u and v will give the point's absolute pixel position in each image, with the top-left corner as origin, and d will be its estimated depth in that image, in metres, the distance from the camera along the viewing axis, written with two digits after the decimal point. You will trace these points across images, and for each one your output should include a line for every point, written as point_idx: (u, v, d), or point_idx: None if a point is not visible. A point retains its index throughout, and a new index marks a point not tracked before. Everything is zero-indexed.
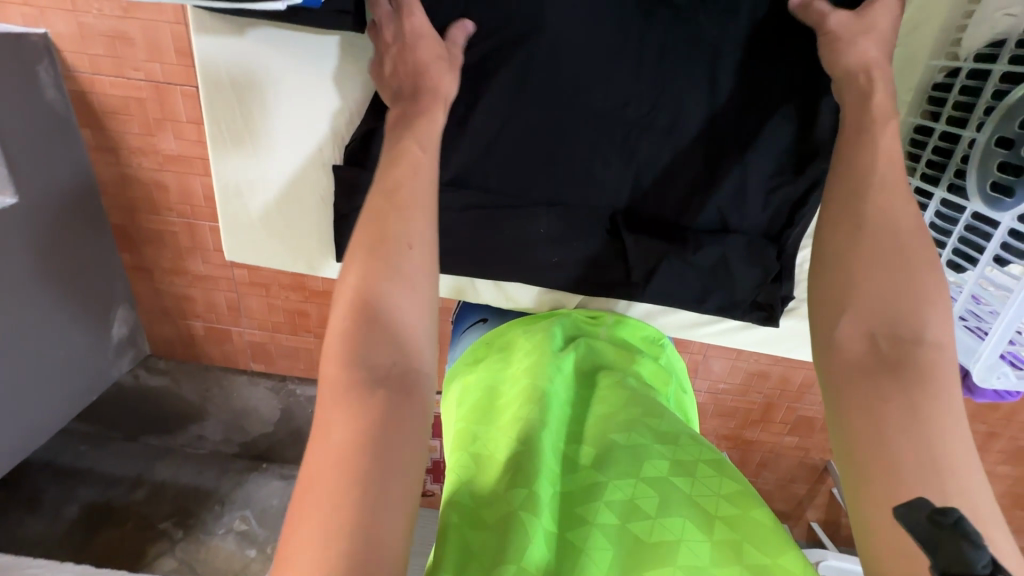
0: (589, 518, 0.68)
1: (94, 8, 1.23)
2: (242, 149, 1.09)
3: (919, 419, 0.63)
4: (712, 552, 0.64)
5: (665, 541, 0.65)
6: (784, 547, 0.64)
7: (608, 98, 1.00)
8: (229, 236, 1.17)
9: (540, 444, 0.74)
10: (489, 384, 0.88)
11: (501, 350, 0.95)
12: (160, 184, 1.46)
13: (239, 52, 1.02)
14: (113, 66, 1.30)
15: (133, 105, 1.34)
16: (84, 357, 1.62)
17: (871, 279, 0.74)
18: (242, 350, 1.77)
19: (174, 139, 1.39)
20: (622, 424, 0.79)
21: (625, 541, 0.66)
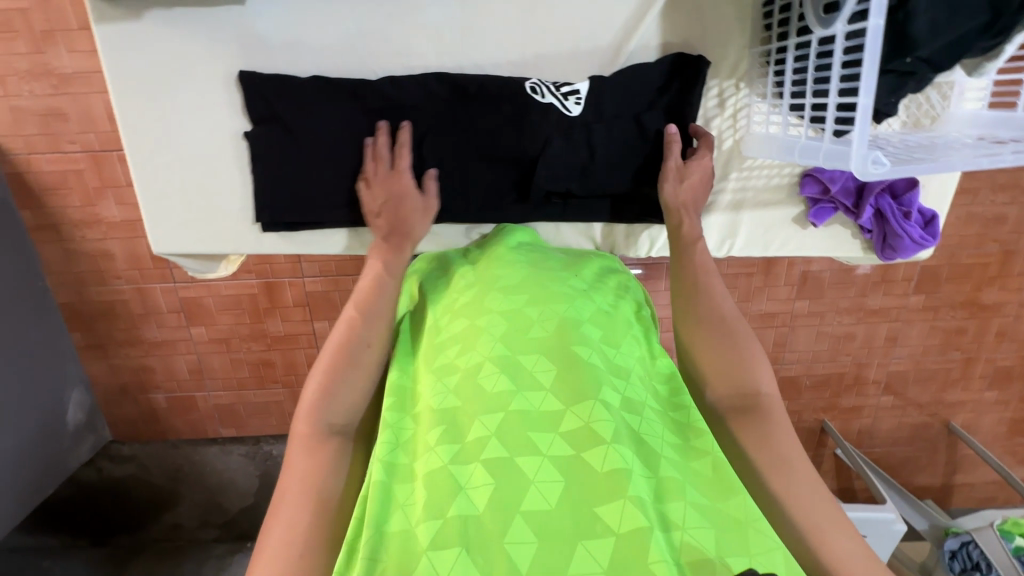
0: (536, 448, 0.61)
1: (25, 91, 1.29)
2: (141, 136, 0.95)
3: (761, 404, 0.73)
4: (656, 487, 0.60)
5: (616, 470, 0.58)
6: (731, 492, 0.63)
7: (489, 19, 0.92)
8: (153, 228, 1.00)
9: (478, 382, 0.67)
10: (428, 326, 0.81)
11: (445, 281, 0.88)
12: (106, 253, 1.46)
13: (132, 38, 0.90)
14: (49, 143, 1.33)
15: (71, 178, 1.37)
16: (38, 449, 1.53)
17: (715, 351, 0.79)
18: (209, 416, 1.69)
19: (116, 205, 1.41)
20: (576, 345, 0.71)
21: (574, 467, 0.60)
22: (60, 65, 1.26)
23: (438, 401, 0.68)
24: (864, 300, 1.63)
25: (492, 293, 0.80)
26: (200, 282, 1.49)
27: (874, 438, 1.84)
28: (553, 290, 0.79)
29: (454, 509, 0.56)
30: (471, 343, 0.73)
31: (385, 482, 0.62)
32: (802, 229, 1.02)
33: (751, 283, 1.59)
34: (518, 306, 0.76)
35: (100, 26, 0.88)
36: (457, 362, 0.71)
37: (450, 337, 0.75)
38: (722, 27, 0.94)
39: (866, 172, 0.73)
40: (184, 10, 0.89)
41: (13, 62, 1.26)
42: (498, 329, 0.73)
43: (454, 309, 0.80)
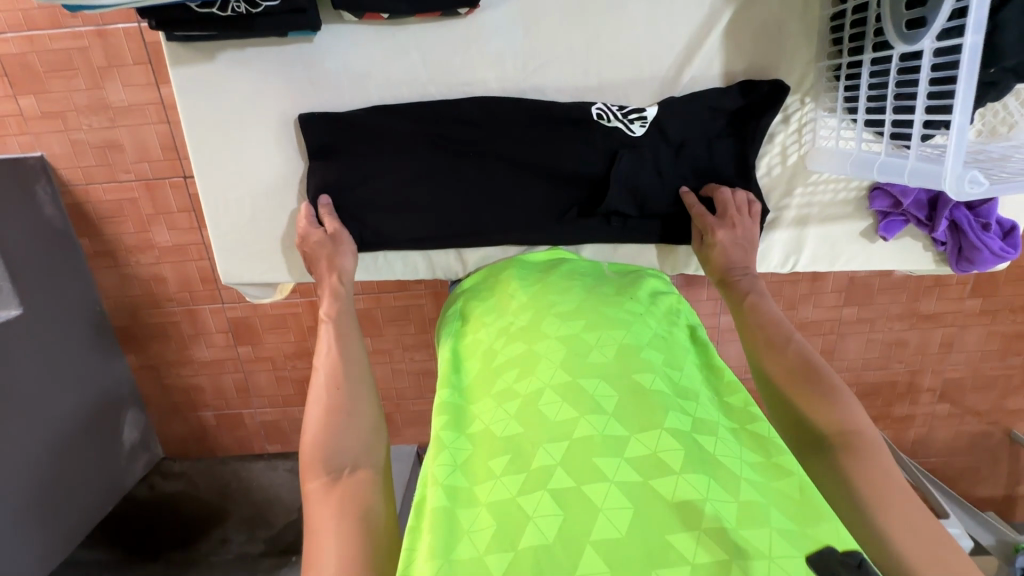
0: (603, 474, 0.56)
1: (84, 125, 1.34)
2: (215, 172, 0.98)
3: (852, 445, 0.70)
4: (735, 513, 0.54)
5: (691, 501, 0.54)
6: (817, 517, 0.55)
7: (551, 45, 0.93)
8: (222, 258, 1.02)
9: (539, 409, 0.64)
10: (480, 350, 0.79)
11: (501, 307, 0.85)
12: (158, 277, 1.51)
13: (210, 80, 0.93)
14: (106, 173, 1.39)
15: (126, 206, 1.43)
16: (100, 467, 1.57)
17: (791, 386, 0.76)
18: (255, 433, 1.73)
19: (168, 231, 1.45)
20: (635, 372, 0.67)
21: (643, 496, 0.55)
22: (116, 99, 1.32)
23: (499, 426, 0.65)
24: (918, 305, 1.57)
25: (551, 320, 0.77)
26: (247, 302, 1.52)
27: (928, 448, 1.77)
28: (609, 318, 0.76)
29: (525, 541, 0.52)
30: (532, 371, 0.69)
31: (449, 507, 0.58)
32: (871, 242, 0.99)
33: (796, 291, 1.55)
34: (575, 333, 0.73)
35: (176, 67, 0.92)
36: (517, 390, 0.68)
37: (506, 362, 0.73)
38: (789, 48, 0.93)
39: (962, 192, 0.70)
40: (255, 50, 0.92)
41: (73, 98, 1.32)
42: (554, 355, 0.71)
43: (509, 334, 0.78)
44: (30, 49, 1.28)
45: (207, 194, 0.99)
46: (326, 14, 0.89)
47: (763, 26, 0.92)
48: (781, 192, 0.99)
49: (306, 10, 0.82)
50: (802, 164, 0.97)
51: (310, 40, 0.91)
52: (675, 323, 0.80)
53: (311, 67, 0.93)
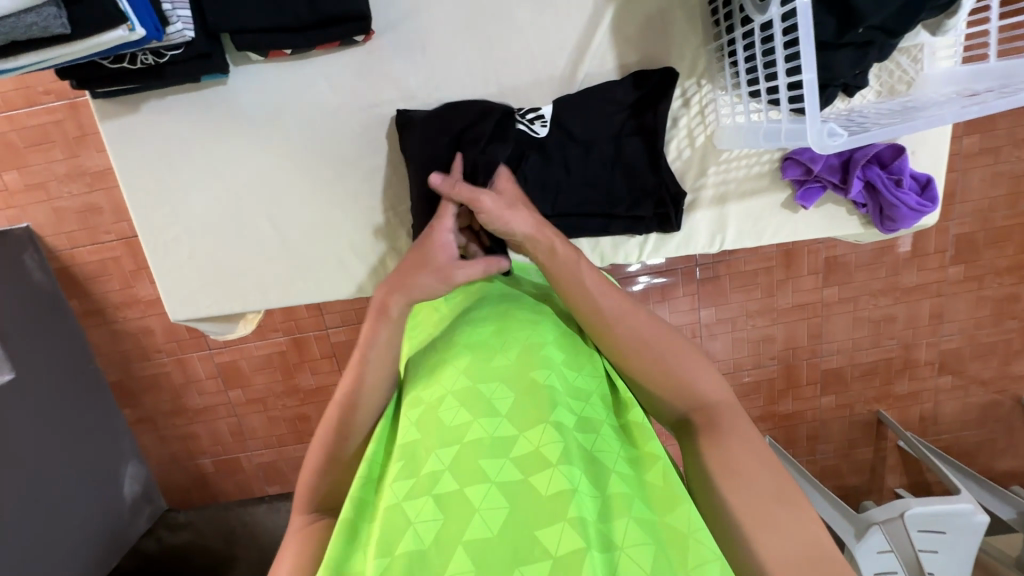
0: (485, 475, 0.54)
1: (65, 192, 1.42)
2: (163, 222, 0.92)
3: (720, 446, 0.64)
4: (600, 506, 0.53)
5: (560, 494, 0.52)
6: (677, 502, 0.56)
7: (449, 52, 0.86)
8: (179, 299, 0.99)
9: (438, 414, 0.60)
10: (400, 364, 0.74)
11: (424, 313, 0.80)
12: (146, 329, 1.55)
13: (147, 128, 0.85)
14: (89, 236, 1.46)
15: (110, 265, 1.49)
16: (103, 522, 1.58)
17: (665, 383, 0.68)
18: (254, 475, 1.74)
19: (151, 284, 1.51)
20: (534, 367, 0.63)
21: (518, 496, 0.53)
22: (92, 165, 1.39)
23: (404, 436, 0.61)
24: (900, 279, 1.55)
25: (461, 320, 0.73)
26: (233, 346, 1.56)
27: (939, 424, 1.71)
28: (519, 312, 0.71)
29: (403, 545, 0.50)
30: (439, 375, 0.65)
31: (353, 522, 0.59)
32: (794, 213, 0.87)
33: (772, 277, 1.55)
34: (481, 333, 0.69)
35: (105, 122, 0.84)
36: (423, 397, 0.64)
37: (415, 374, 0.69)
38: (689, 26, 0.85)
39: (823, 146, 0.57)
40: (180, 95, 0.84)
41: (52, 169, 1.40)
42: (459, 356, 0.66)
43: (425, 346, 0.73)
44: (11, 128, 1.37)
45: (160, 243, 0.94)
46: (229, 55, 0.82)
47: (658, 12, 0.85)
48: (694, 172, 0.89)
49: (210, 54, 0.77)
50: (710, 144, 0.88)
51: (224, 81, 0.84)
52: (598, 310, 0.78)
53: (212, 104, 0.85)
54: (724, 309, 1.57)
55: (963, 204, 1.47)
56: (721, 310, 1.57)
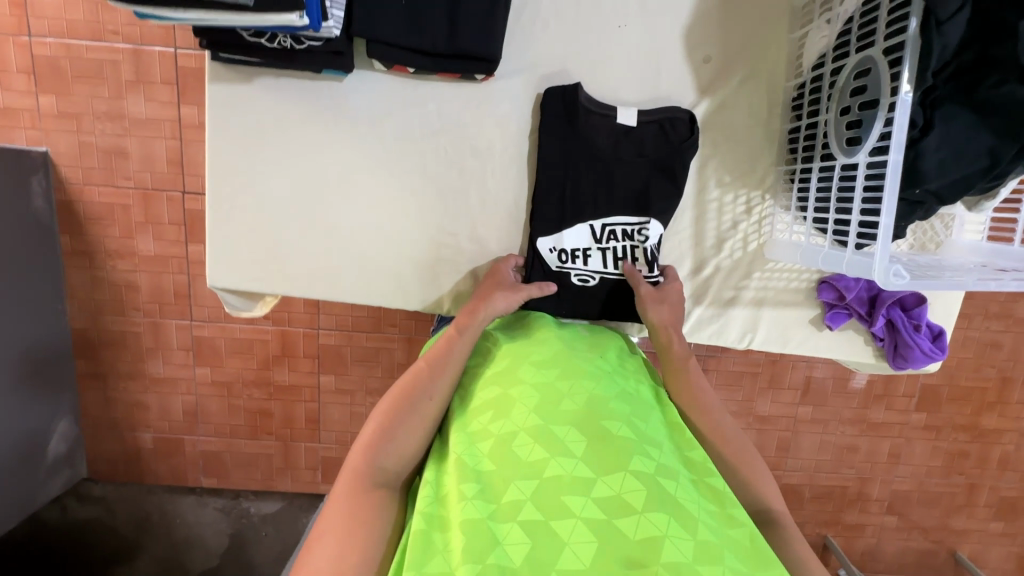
0: (571, 510, 0.53)
1: (97, 129, 1.39)
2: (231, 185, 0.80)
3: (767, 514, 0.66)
4: (693, 550, 0.51)
5: (650, 538, 0.51)
6: (769, 563, 0.53)
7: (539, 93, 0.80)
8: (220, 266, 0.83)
9: (511, 447, 0.60)
10: (460, 396, 0.72)
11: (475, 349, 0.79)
12: (132, 284, 1.49)
13: (256, 101, 0.78)
14: (105, 177, 1.42)
15: (118, 211, 1.44)
16: (15, 476, 1.44)
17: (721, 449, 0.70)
18: (193, 462, 1.63)
19: (153, 240, 1.46)
20: (605, 418, 0.63)
21: (607, 534, 0.52)
22: (136, 111, 1.38)
23: (471, 461, 0.61)
24: (867, 413, 1.64)
25: (524, 360, 0.71)
26: (217, 323, 1.51)
27: (877, 561, 1.77)
28: (582, 364, 0.71)
29: (492, 560, 0.50)
30: (507, 411, 0.64)
31: (426, 528, 0.55)
32: (819, 331, 0.82)
33: (755, 383, 1.61)
34: (549, 379, 0.67)
35: (211, 84, 0.76)
36: (490, 428, 0.63)
37: (480, 405, 0.68)
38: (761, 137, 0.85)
39: (887, 283, 0.60)
40: (292, 80, 0.78)
41: (93, 103, 1.38)
42: (525, 396, 0.65)
43: (485, 379, 0.72)
44: (64, 54, 1.35)
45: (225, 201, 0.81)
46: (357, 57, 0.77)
47: (744, 125, 0.79)
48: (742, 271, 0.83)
49: (343, 53, 0.71)
50: (760, 252, 0.81)
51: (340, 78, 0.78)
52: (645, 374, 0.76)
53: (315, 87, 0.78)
54: None
55: None
56: None
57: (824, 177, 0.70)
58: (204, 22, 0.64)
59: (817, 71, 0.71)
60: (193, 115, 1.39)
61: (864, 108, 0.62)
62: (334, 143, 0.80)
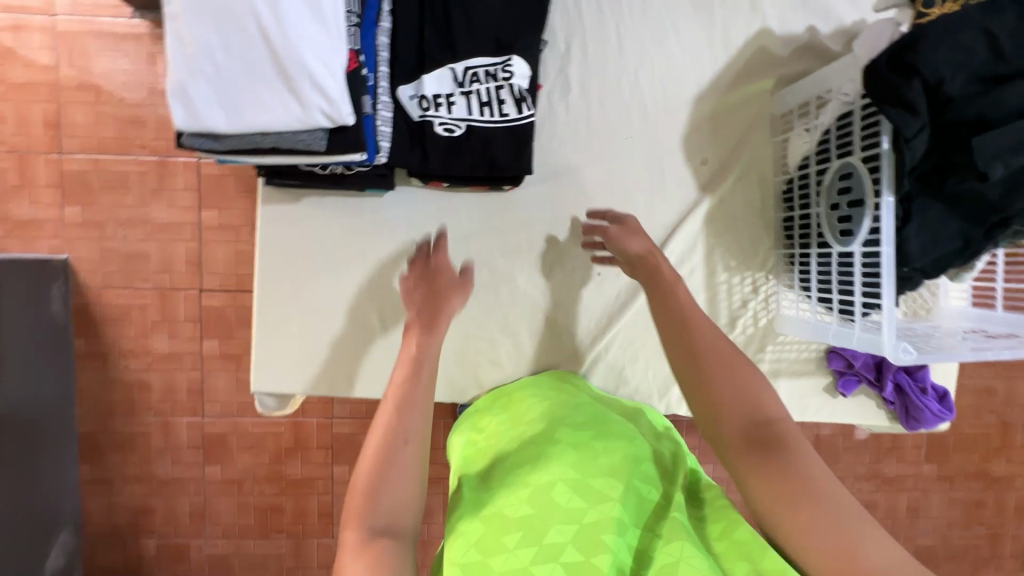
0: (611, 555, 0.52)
1: (119, 235, 1.45)
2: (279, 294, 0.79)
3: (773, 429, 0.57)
4: None
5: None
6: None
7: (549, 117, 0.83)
8: (263, 369, 0.80)
9: (553, 495, 0.58)
10: (489, 443, 0.70)
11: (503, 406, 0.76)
12: (144, 383, 1.49)
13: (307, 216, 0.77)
14: (124, 280, 1.46)
15: (134, 312, 1.47)
16: None
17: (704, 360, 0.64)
18: (198, 569, 1.55)
19: (168, 338, 1.48)
20: (635, 470, 0.63)
21: None
22: (159, 217, 1.45)
23: (509, 512, 0.58)
24: (880, 467, 1.65)
25: (553, 409, 0.71)
26: (230, 417, 1.50)
27: None
28: (609, 415, 0.71)
29: None
30: (542, 460, 0.63)
31: None
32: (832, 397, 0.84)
33: None
34: (579, 428, 0.67)
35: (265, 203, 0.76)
36: (529, 479, 0.61)
37: (514, 452, 0.66)
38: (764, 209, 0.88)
39: (899, 359, 0.65)
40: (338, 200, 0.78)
41: (117, 211, 1.45)
42: (559, 446, 0.65)
43: (516, 427, 0.70)
44: (92, 168, 1.43)
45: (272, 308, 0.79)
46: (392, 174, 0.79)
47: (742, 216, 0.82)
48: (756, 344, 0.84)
49: (387, 173, 0.73)
50: (772, 328, 0.83)
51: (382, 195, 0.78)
52: (668, 434, 0.73)
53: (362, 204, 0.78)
54: None
55: None
56: None
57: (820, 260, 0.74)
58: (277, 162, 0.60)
59: (802, 170, 0.76)
60: (214, 217, 1.46)
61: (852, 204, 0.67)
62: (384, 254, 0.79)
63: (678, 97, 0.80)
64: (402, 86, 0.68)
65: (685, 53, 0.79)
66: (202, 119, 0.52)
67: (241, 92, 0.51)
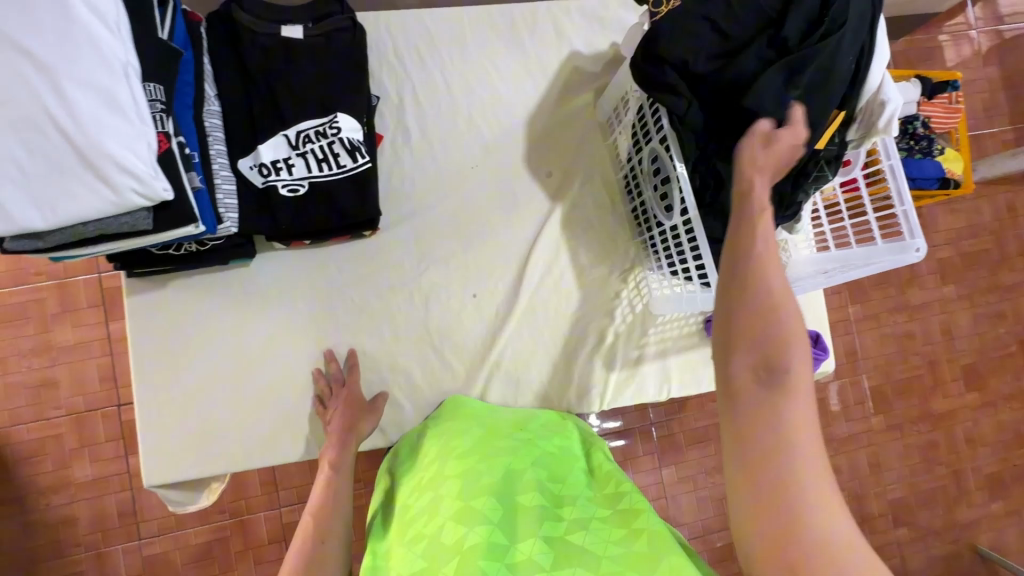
0: None
1: (23, 366, 1.40)
2: (160, 381, 0.77)
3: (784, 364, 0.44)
4: None
5: None
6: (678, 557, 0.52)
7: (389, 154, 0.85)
8: (152, 461, 0.76)
9: (440, 540, 0.56)
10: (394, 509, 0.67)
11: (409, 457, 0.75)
12: (70, 517, 1.39)
13: (176, 300, 0.78)
14: (35, 412, 1.40)
15: (50, 443, 1.40)
16: None
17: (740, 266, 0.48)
18: None
19: (90, 464, 1.41)
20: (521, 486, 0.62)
21: None
22: (64, 340, 1.41)
23: (405, 570, 0.56)
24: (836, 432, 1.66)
25: (443, 451, 0.69)
26: (168, 532, 1.41)
27: None
28: (499, 439, 0.70)
29: None
30: (435, 507, 0.60)
31: None
32: (720, 363, 0.88)
33: (722, 433, 1.53)
34: (466, 461, 0.65)
35: (130, 298, 0.77)
36: (423, 530, 0.59)
37: (412, 511, 0.63)
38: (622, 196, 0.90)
39: None
40: (205, 276, 0.79)
41: (19, 343, 1.40)
42: (446, 486, 0.62)
43: (414, 483, 0.67)
44: None
45: (153, 394, 0.77)
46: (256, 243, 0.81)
47: (594, 215, 0.89)
48: (637, 332, 0.88)
49: (245, 242, 0.76)
50: (647, 312, 0.88)
51: (246, 264, 0.80)
52: (563, 445, 0.72)
53: (228, 275, 0.80)
54: (684, 468, 1.50)
55: (866, 359, 1.58)
56: (681, 467, 1.50)
57: (662, 236, 0.80)
58: (114, 249, 0.62)
59: (630, 163, 0.84)
60: (122, 328, 1.44)
61: (665, 181, 0.75)
62: (260, 318, 0.80)
63: (511, 124, 0.88)
64: (241, 159, 0.73)
65: (510, 86, 0.89)
66: (17, 222, 0.54)
67: (52, 190, 0.54)
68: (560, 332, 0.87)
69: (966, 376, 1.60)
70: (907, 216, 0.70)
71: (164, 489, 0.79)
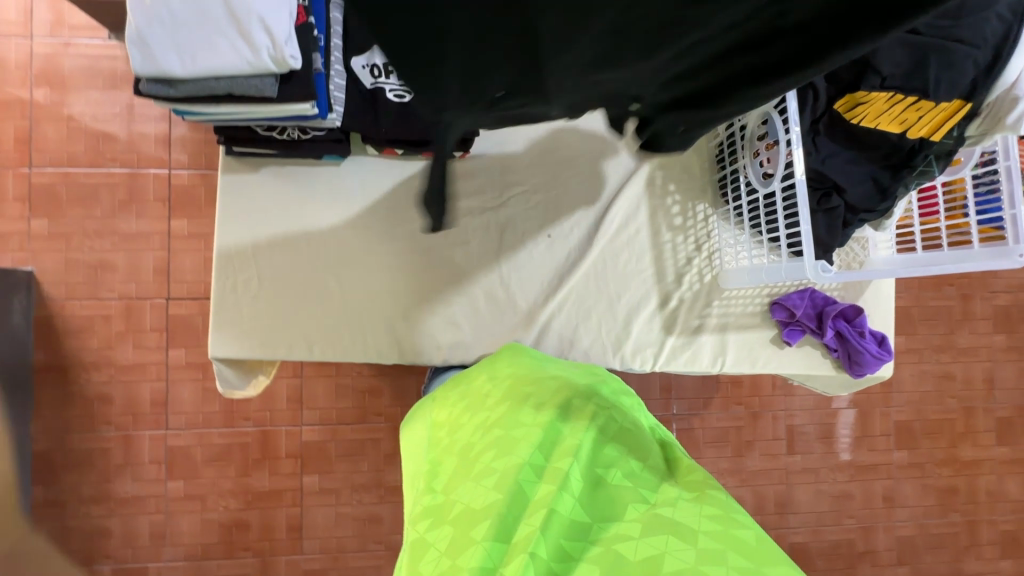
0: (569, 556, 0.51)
1: (86, 245, 1.26)
2: (239, 259, 0.79)
3: None
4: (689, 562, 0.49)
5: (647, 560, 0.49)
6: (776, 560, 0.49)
7: None
8: (222, 333, 0.79)
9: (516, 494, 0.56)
10: (454, 439, 0.68)
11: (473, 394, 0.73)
12: (104, 397, 1.26)
13: (268, 184, 0.80)
14: (89, 289, 1.26)
15: (99, 322, 1.26)
16: None
17: None
18: None
19: (132, 349, 1.27)
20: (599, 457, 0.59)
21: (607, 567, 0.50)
22: (125, 225, 1.27)
23: (471, 502, 0.57)
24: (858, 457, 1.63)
25: (513, 401, 0.66)
26: (195, 428, 1.28)
27: None
28: (571, 396, 0.66)
29: None
30: (509, 457, 0.59)
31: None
32: (779, 347, 0.88)
33: (741, 437, 1.51)
34: (541, 419, 0.63)
35: (224, 175, 0.79)
36: (494, 471, 0.59)
37: (480, 450, 0.62)
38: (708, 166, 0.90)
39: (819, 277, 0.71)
40: (296, 167, 0.81)
41: (84, 223, 1.26)
42: (520, 438, 0.61)
43: (480, 422, 0.66)
44: (61, 181, 1.25)
45: (232, 270, 0.79)
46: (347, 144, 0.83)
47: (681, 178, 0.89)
48: (701, 301, 0.88)
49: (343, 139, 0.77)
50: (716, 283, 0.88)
51: (338, 163, 0.82)
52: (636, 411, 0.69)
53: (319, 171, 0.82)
54: None
55: (899, 393, 1.55)
56: None
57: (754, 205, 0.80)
58: (231, 114, 0.64)
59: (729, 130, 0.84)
60: (184, 227, 1.29)
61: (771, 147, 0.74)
62: (343, 217, 0.82)
63: None
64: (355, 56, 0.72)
65: None
66: (159, 64, 0.56)
67: (194, 39, 0.56)
68: (628, 287, 0.87)
69: (998, 429, 1.59)
70: (1013, 221, 0.70)
71: (223, 364, 0.81)
